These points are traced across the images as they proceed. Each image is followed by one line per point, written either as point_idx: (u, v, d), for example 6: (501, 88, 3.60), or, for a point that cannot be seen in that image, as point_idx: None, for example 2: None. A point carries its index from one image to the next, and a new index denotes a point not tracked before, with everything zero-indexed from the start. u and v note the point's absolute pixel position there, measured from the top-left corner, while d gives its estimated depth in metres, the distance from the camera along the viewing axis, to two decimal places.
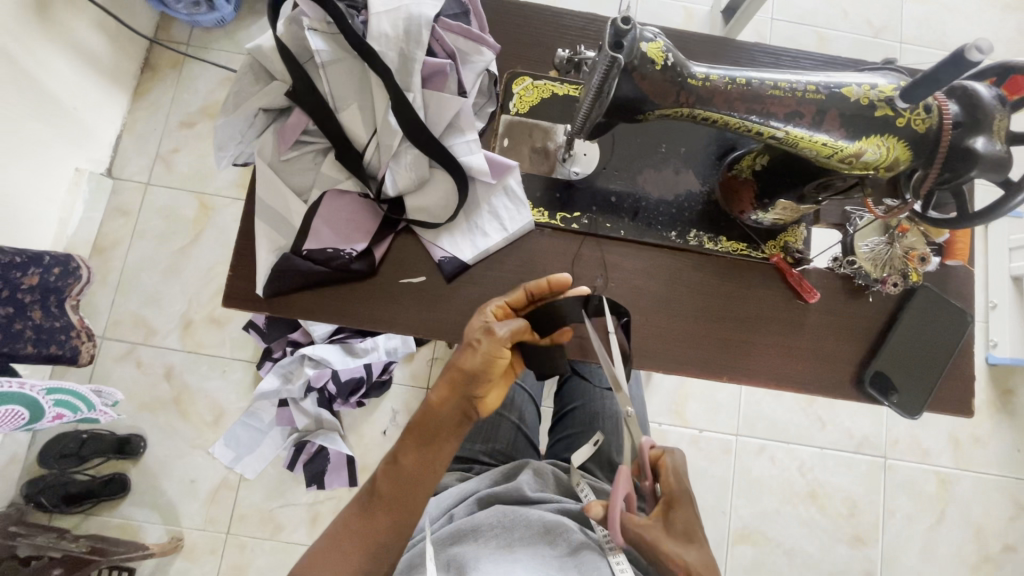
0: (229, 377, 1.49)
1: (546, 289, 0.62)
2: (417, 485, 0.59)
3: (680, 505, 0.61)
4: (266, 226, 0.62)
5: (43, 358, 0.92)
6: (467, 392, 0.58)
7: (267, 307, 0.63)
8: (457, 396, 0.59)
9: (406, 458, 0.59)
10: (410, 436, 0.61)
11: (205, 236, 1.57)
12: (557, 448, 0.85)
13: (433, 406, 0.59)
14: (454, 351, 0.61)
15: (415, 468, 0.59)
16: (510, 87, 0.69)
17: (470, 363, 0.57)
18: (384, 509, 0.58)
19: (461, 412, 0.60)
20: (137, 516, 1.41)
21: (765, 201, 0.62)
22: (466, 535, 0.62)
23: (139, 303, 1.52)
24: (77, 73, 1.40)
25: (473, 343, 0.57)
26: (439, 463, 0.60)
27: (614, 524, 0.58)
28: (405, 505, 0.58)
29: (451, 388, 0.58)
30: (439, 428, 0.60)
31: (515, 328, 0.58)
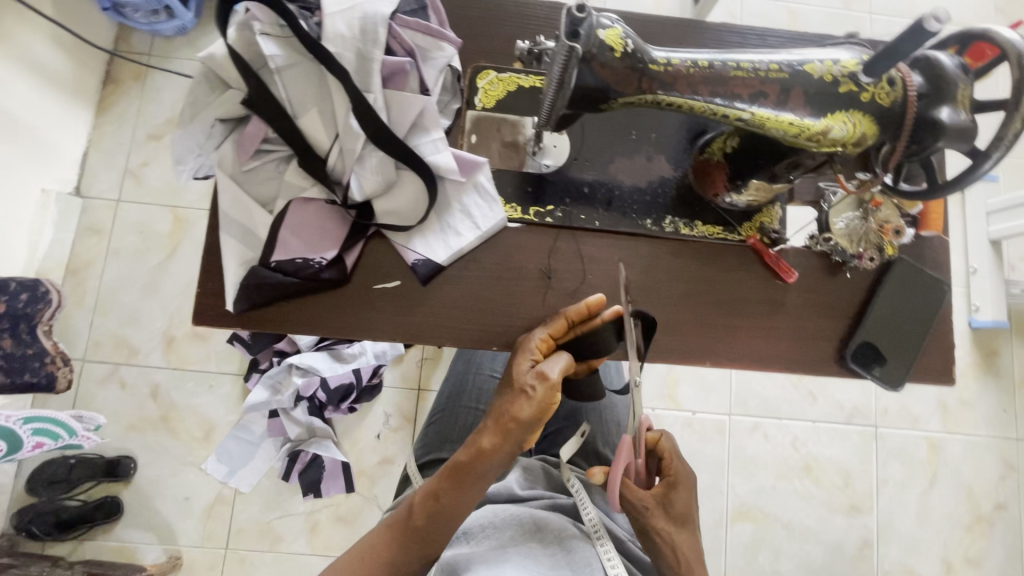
0: (216, 391, 1.47)
1: (586, 314, 0.62)
2: (457, 526, 0.58)
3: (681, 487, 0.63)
4: (232, 239, 0.60)
5: (17, 387, 0.89)
6: (520, 438, 0.58)
7: (240, 323, 0.62)
8: (509, 442, 0.58)
9: (448, 497, 0.58)
10: (451, 473, 0.59)
11: (181, 250, 1.54)
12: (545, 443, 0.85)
13: (486, 452, 0.58)
14: (503, 391, 0.60)
15: (455, 506, 0.58)
16: (474, 82, 0.67)
17: (526, 411, 0.57)
18: (418, 544, 0.57)
19: (510, 456, 0.59)
20: (133, 538, 1.40)
21: (739, 182, 0.62)
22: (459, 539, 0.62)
23: (119, 323, 1.49)
24: (35, 91, 1.36)
25: (528, 390, 0.58)
26: (481, 504, 0.60)
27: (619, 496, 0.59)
28: (441, 539, 0.58)
29: (505, 435, 0.58)
30: (487, 472, 0.58)
31: (564, 368, 0.59)
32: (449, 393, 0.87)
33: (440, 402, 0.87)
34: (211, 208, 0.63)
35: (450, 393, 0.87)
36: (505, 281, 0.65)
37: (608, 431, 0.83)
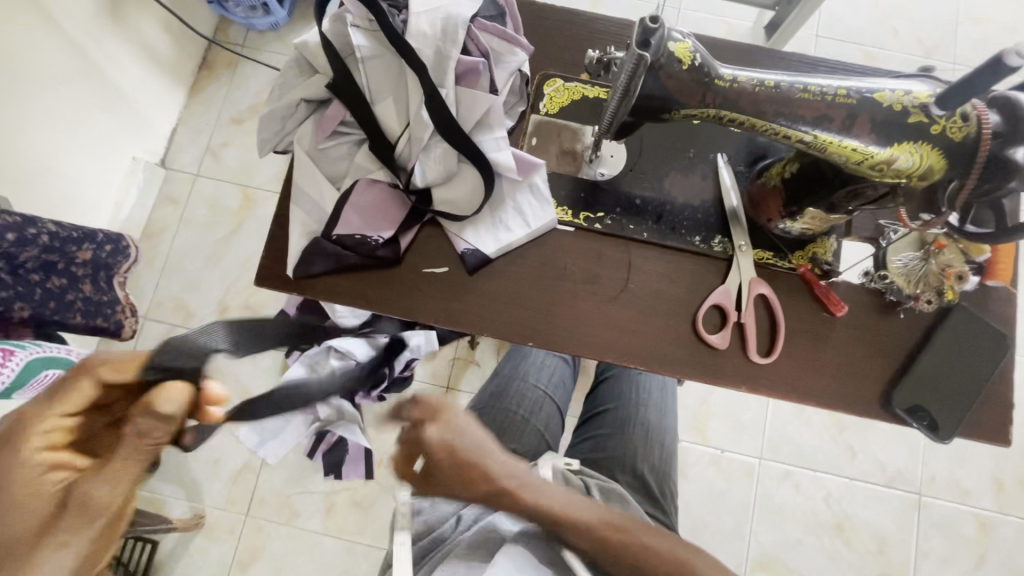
0: None
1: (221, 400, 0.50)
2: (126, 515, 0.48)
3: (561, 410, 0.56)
4: (301, 211, 0.65)
5: (89, 327, 0.97)
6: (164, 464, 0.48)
7: (297, 290, 0.65)
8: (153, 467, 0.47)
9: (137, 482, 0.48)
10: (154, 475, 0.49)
11: (245, 227, 1.64)
12: (580, 447, 0.85)
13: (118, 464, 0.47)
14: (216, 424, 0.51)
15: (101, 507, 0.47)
16: (541, 88, 0.70)
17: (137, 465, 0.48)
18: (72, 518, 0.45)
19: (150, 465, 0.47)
20: (164, 491, 1.47)
21: (794, 209, 0.62)
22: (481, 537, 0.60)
23: (181, 288, 1.60)
24: (140, 67, 1.50)
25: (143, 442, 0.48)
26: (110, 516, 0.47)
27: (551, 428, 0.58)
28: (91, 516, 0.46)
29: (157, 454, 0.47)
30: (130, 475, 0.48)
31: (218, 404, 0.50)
32: (491, 394, 0.88)
33: (482, 400, 0.88)
34: (285, 180, 0.68)
35: (493, 394, 0.88)
36: (550, 281, 0.66)
37: (648, 448, 0.82)
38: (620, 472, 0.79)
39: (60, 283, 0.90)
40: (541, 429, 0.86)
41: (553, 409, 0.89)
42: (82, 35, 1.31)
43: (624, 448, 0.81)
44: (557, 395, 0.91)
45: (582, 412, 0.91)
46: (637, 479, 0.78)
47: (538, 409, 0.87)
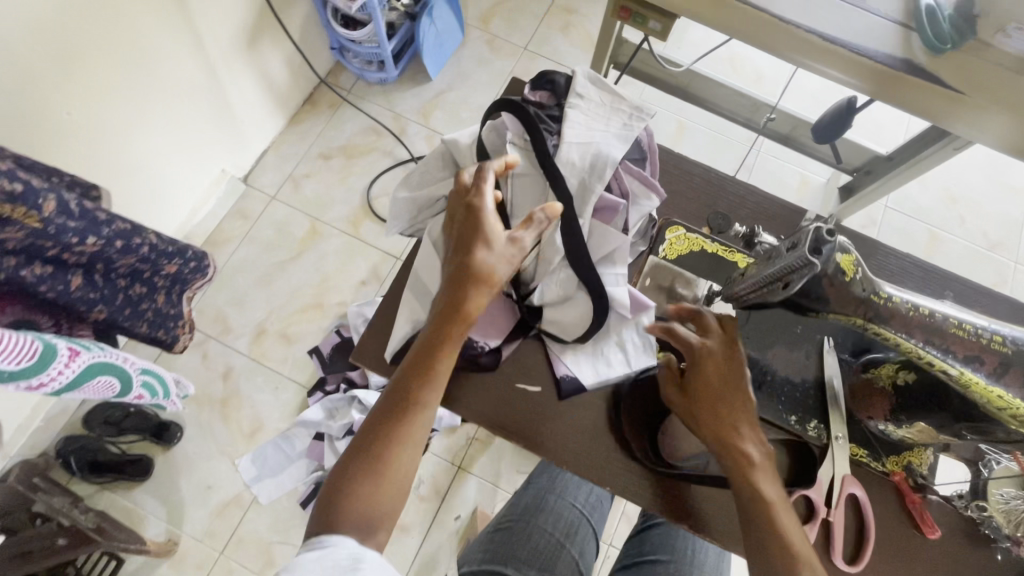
0: (278, 395, 1.54)
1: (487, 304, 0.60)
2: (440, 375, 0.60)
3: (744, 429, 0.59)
4: (412, 298, 0.66)
5: (148, 337, 0.98)
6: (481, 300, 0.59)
7: (388, 372, 0.65)
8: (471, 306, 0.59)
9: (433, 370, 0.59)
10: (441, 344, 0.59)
11: (305, 257, 1.68)
12: None
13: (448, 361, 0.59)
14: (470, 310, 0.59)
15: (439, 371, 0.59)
16: (663, 232, 0.72)
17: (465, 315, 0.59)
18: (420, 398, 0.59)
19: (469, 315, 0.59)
20: (146, 506, 1.43)
21: (902, 416, 0.62)
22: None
23: (226, 301, 1.62)
24: (255, 93, 1.60)
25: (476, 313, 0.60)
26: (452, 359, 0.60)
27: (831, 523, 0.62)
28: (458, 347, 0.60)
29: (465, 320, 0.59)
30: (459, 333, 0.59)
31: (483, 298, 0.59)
32: (528, 505, 0.78)
33: (516, 509, 0.78)
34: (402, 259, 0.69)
35: (528, 505, 0.78)
36: (635, 426, 0.65)
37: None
38: None
39: (139, 290, 0.92)
40: (578, 558, 0.75)
41: (590, 534, 0.78)
42: (219, 59, 1.41)
43: None
44: (596, 519, 0.80)
45: (626, 554, 0.85)
46: None
47: (577, 535, 0.77)
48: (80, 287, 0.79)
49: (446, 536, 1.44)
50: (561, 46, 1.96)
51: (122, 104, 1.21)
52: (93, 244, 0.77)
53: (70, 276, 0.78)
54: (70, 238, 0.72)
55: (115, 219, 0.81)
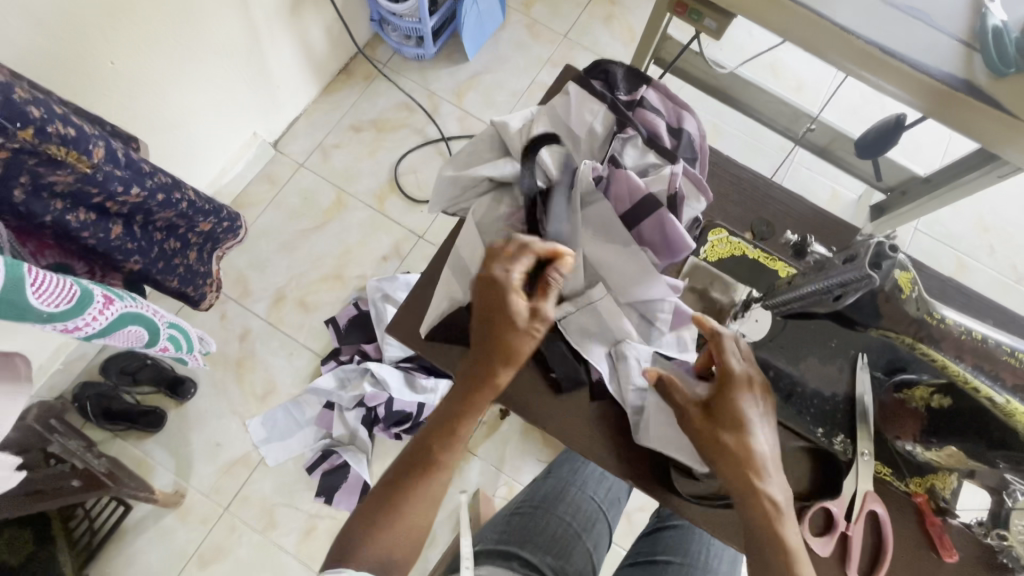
0: (292, 360, 1.56)
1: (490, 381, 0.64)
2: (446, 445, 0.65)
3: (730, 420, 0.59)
4: (451, 278, 0.67)
5: (177, 292, 0.98)
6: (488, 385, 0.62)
7: (423, 348, 0.67)
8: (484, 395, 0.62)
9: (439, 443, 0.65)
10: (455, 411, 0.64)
11: (329, 227, 1.68)
12: None
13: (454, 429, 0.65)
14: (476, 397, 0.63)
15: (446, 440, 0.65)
16: (707, 234, 0.72)
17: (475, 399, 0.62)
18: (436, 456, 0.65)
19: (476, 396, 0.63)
20: (156, 456, 1.46)
21: (933, 438, 0.62)
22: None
23: (248, 264, 1.63)
24: (293, 58, 1.60)
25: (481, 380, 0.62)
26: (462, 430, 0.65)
27: (852, 551, 0.62)
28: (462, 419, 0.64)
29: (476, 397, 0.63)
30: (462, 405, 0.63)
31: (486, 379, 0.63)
32: (548, 492, 0.79)
33: (536, 497, 0.79)
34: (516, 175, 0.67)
35: (548, 494, 0.79)
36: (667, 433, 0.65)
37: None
38: None
39: (173, 245, 0.92)
40: (592, 550, 0.75)
41: (605, 529, 0.78)
42: (261, 22, 1.41)
43: None
44: (612, 516, 0.80)
45: (638, 551, 0.85)
46: None
47: (591, 526, 0.77)
48: (120, 236, 0.80)
49: (446, 515, 1.46)
50: (601, 37, 1.93)
51: (164, 58, 1.20)
52: (137, 194, 0.77)
53: (111, 225, 0.78)
54: (116, 186, 0.73)
55: (159, 171, 0.81)
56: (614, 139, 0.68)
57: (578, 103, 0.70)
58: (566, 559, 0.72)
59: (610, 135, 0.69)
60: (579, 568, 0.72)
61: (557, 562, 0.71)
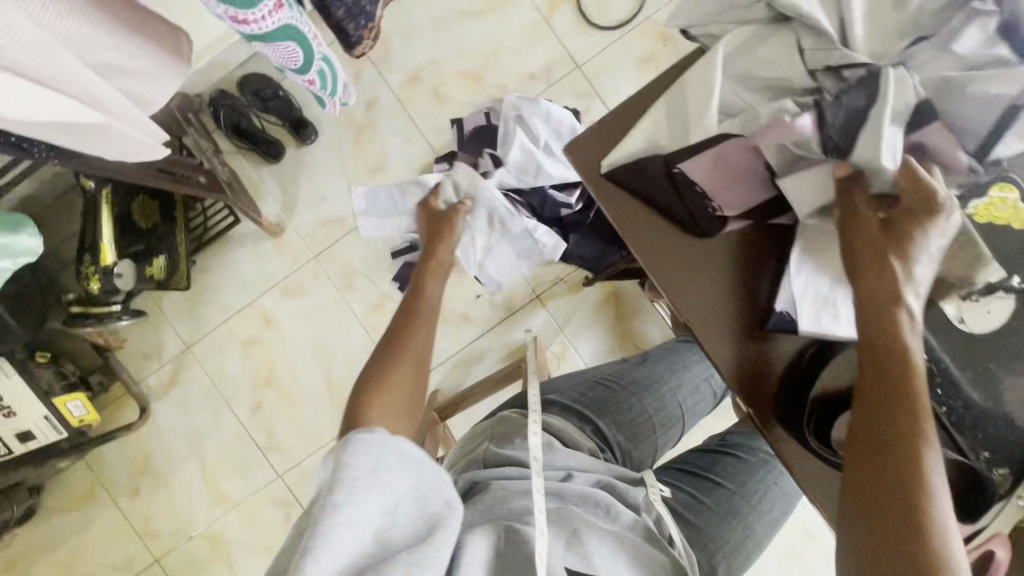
0: (409, 147, 1.52)
1: None
2: None
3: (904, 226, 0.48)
4: (662, 115, 0.56)
5: (337, 25, 0.90)
6: None
7: (593, 183, 0.59)
8: None
9: None
10: None
11: (487, 17, 1.50)
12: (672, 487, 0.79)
13: None
14: None
15: None
16: (990, 187, 0.55)
17: None
18: None
19: None
20: (268, 186, 1.54)
21: None
22: (510, 518, 0.57)
23: (396, 28, 1.51)
24: None
25: None
26: None
27: None
28: None
29: None
30: None
31: None
32: (638, 381, 0.77)
33: (623, 379, 0.77)
34: (808, 12, 0.50)
35: (636, 382, 0.76)
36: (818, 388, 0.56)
37: (730, 548, 0.74)
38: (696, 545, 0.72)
39: None
40: (658, 447, 0.74)
41: (676, 434, 0.77)
42: None
43: (715, 533, 0.74)
44: (687, 425, 0.78)
45: (688, 461, 0.83)
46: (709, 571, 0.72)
47: (666, 427, 0.75)
48: None
49: (498, 345, 1.53)
50: None
51: None
52: None
53: None
54: None
55: None
56: (964, 9, 0.48)
57: None
58: (635, 445, 0.71)
59: (957, 1, 0.49)
60: (641, 459, 0.72)
61: (625, 442, 0.71)
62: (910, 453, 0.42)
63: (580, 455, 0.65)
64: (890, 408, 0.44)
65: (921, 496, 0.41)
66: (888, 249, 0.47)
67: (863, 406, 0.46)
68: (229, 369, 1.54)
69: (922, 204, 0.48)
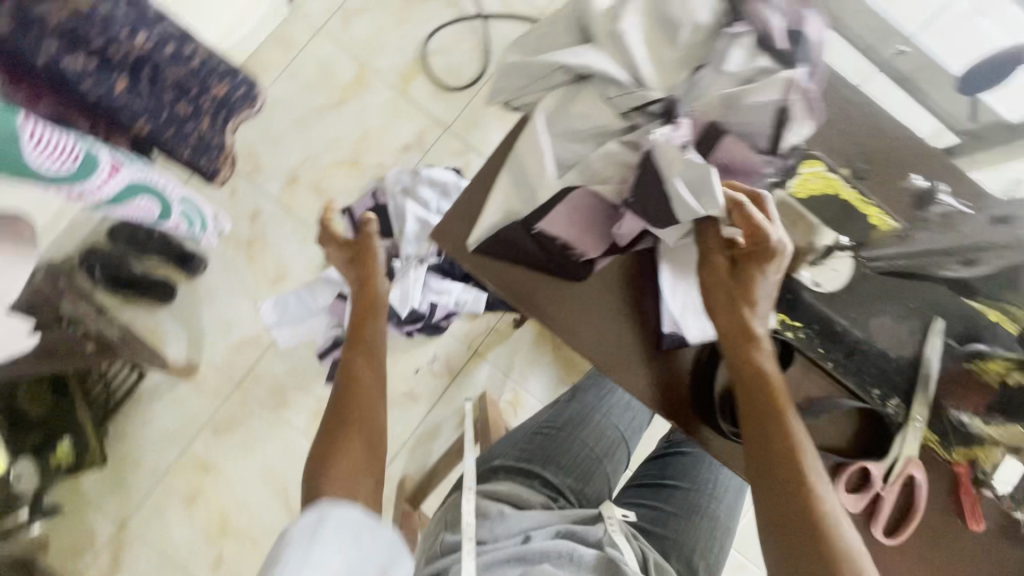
0: (305, 247, 1.51)
1: None
2: None
3: (756, 270, 0.56)
4: (509, 186, 0.60)
5: (189, 164, 0.87)
6: None
7: (468, 260, 0.62)
8: None
9: None
10: None
11: (347, 106, 1.54)
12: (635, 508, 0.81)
13: None
14: None
15: None
16: (800, 166, 0.63)
17: None
18: None
19: None
20: (167, 328, 1.46)
21: (999, 413, 0.60)
22: None
23: (259, 138, 1.51)
24: None
25: None
26: None
27: (880, 513, 0.61)
28: None
29: None
30: None
31: None
32: (571, 418, 0.79)
33: (560, 418, 0.79)
34: (599, 68, 0.56)
35: (573, 419, 0.78)
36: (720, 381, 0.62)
37: (704, 546, 0.76)
38: (674, 557, 0.74)
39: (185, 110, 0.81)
40: (610, 475, 0.76)
41: (624, 457, 0.79)
42: None
43: (685, 538, 0.76)
44: (632, 443, 0.80)
45: (644, 474, 0.86)
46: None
47: (613, 453, 0.77)
48: (125, 94, 0.69)
49: (451, 412, 1.51)
50: None
51: None
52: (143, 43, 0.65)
53: (116, 79, 0.67)
54: None
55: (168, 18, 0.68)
56: (720, 36, 0.56)
57: None
58: (586, 481, 0.73)
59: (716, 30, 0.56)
60: (596, 492, 0.73)
61: (576, 484, 0.72)
62: (789, 460, 0.54)
63: (534, 513, 0.66)
64: (773, 445, 0.55)
65: (805, 490, 0.53)
66: (737, 295, 0.57)
67: (754, 446, 0.56)
68: (176, 532, 1.41)
69: (767, 255, 0.56)
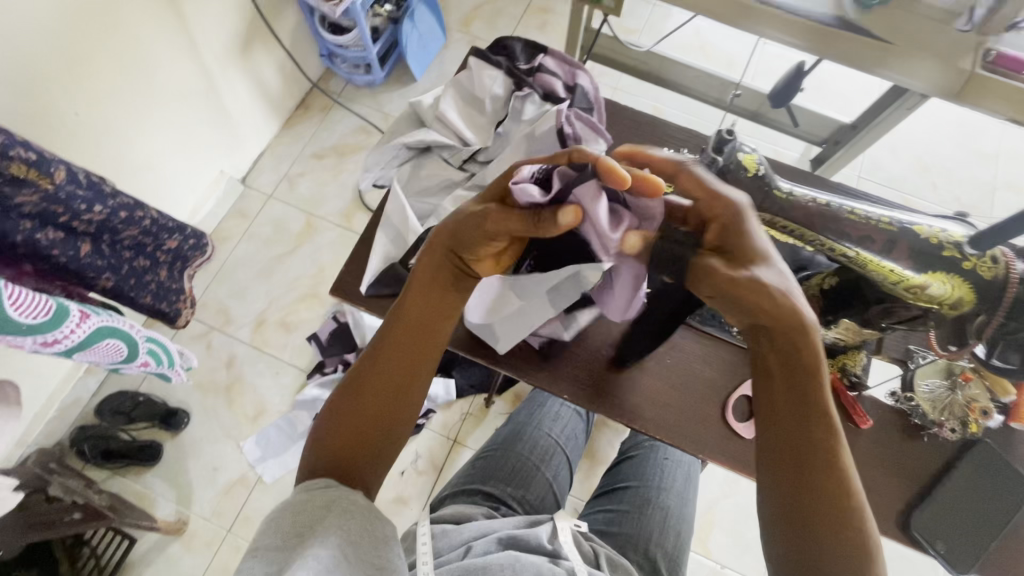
0: (280, 379, 1.62)
1: None
2: None
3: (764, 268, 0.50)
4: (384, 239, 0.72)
5: (152, 310, 1.05)
6: None
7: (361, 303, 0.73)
8: None
9: None
10: None
11: (302, 250, 1.76)
12: (595, 517, 0.86)
13: None
14: None
15: None
16: None
17: None
18: None
19: None
20: (156, 489, 1.50)
21: (829, 318, 0.68)
22: None
23: (228, 295, 1.70)
24: (250, 97, 1.69)
25: None
26: None
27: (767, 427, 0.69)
28: None
29: None
30: None
31: None
32: (506, 437, 0.86)
33: (496, 442, 0.86)
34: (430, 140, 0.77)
35: (507, 437, 0.86)
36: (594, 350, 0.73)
37: (659, 534, 0.80)
38: (629, 548, 0.78)
39: (142, 264, 0.99)
40: (551, 480, 0.82)
41: (563, 462, 0.86)
42: (214, 65, 1.49)
43: (639, 529, 0.80)
44: (570, 450, 0.88)
45: (601, 487, 0.93)
46: (648, 561, 0.77)
47: (550, 461, 0.84)
48: (88, 255, 0.87)
49: None
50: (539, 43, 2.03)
51: (130, 106, 1.28)
52: (99, 212, 0.84)
53: (79, 244, 0.85)
54: (79, 205, 0.80)
55: (120, 193, 0.88)
56: (512, 98, 0.78)
57: (477, 73, 0.79)
58: (527, 488, 0.79)
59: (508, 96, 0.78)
60: (540, 496, 0.79)
61: (518, 493, 0.78)
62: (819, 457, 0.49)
63: (474, 524, 0.69)
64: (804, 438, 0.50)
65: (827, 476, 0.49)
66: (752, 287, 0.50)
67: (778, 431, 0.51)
68: None
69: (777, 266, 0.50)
